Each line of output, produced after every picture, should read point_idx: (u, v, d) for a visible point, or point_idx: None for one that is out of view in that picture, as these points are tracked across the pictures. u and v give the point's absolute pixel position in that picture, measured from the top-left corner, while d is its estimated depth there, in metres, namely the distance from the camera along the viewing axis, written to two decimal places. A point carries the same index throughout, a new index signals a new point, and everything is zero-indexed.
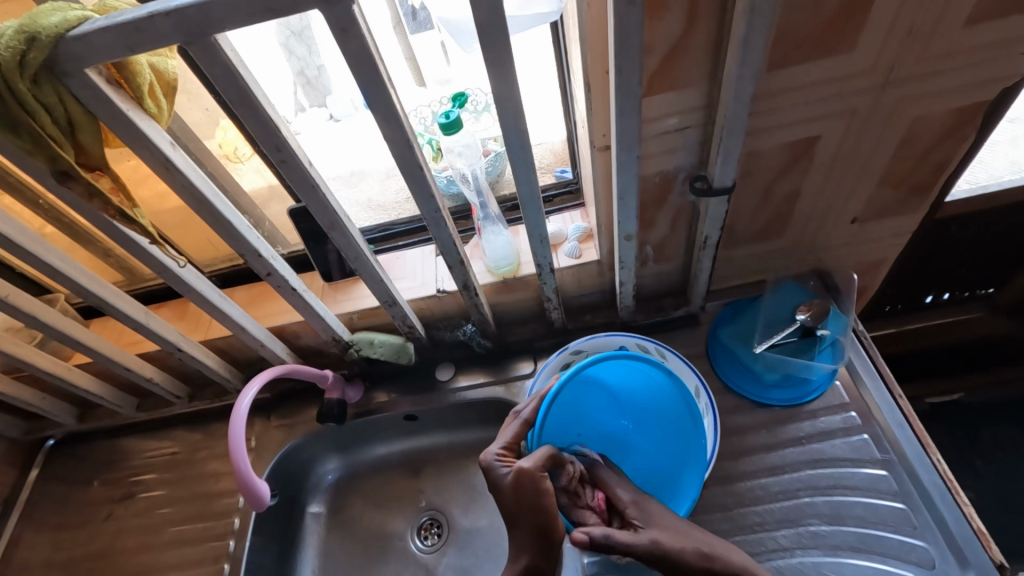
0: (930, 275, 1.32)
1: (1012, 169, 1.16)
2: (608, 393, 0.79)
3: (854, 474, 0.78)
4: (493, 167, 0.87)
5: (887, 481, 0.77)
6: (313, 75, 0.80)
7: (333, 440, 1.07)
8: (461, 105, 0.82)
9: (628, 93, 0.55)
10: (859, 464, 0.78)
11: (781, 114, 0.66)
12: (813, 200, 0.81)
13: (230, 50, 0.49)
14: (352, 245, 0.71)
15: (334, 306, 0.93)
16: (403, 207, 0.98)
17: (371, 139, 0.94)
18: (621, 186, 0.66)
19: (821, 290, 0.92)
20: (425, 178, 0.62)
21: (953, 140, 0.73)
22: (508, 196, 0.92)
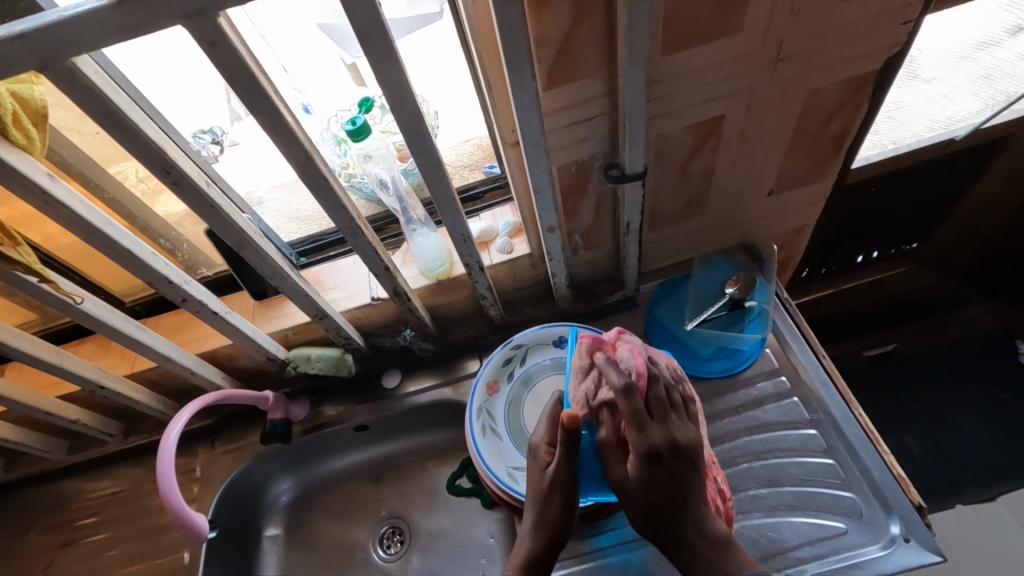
0: (855, 236, 1.39)
1: (933, 126, 1.18)
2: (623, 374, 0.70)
3: (786, 435, 0.81)
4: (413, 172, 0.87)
5: (816, 439, 0.81)
6: None
7: (284, 460, 1.04)
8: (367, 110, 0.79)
9: (524, 87, 0.55)
10: (790, 426, 0.82)
11: (684, 97, 0.68)
12: (728, 177, 0.83)
13: (93, 73, 0.46)
14: (268, 262, 0.69)
15: (266, 325, 0.90)
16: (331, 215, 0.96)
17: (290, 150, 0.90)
18: (535, 179, 0.67)
19: (747, 262, 0.95)
20: (330, 188, 0.61)
21: (850, 109, 0.77)
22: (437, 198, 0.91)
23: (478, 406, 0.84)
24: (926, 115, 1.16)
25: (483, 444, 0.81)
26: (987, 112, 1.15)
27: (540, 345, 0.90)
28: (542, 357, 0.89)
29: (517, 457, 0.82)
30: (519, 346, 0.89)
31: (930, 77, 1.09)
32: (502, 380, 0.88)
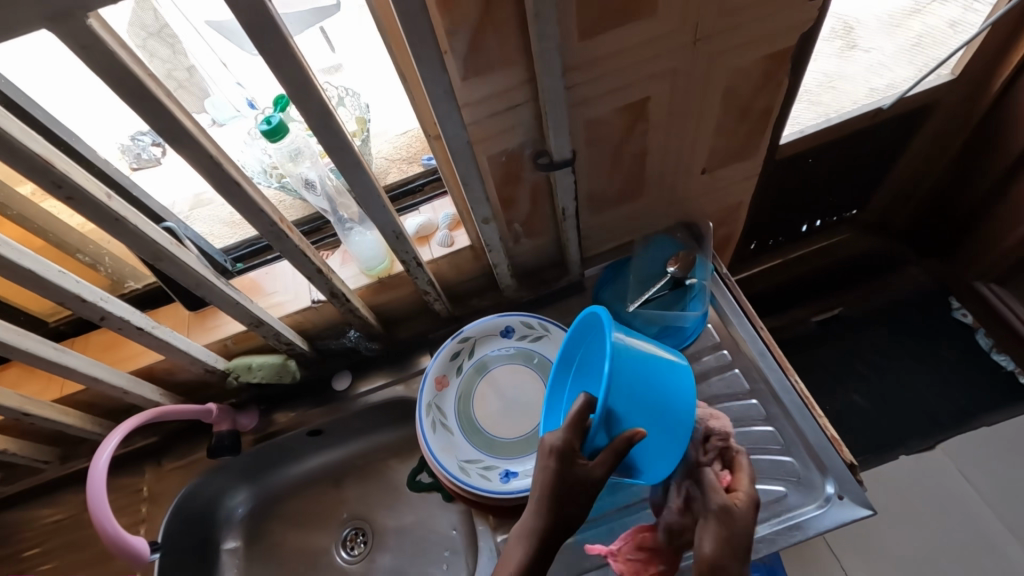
0: (798, 206, 1.43)
1: (868, 95, 1.20)
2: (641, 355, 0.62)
3: (729, 406, 0.84)
4: None
5: (756, 408, 0.83)
6: (183, 77, 0.77)
7: (238, 472, 1.02)
8: (282, 107, 0.73)
9: (436, 80, 0.54)
10: (732, 397, 0.85)
11: (606, 81, 0.67)
12: (660, 158, 0.84)
13: None
14: (189, 273, 0.66)
15: (202, 336, 0.87)
16: None
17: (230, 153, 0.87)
18: (462, 172, 0.66)
19: (688, 240, 0.97)
20: (245, 193, 0.59)
21: (772, 85, 0.78)
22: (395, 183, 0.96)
23: (427, 402, 0.84)
24: (863, 83, 1.17)
25: (434, 440, 0.80)
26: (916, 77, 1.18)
27: (488, 336, 0.89)
28: (490, 348, 0.89)
29: (469, 449, 0.82)
30: (466, 339, 0.88)
31: (867, 46, 1.11)
32: (451, 374, 0.88)
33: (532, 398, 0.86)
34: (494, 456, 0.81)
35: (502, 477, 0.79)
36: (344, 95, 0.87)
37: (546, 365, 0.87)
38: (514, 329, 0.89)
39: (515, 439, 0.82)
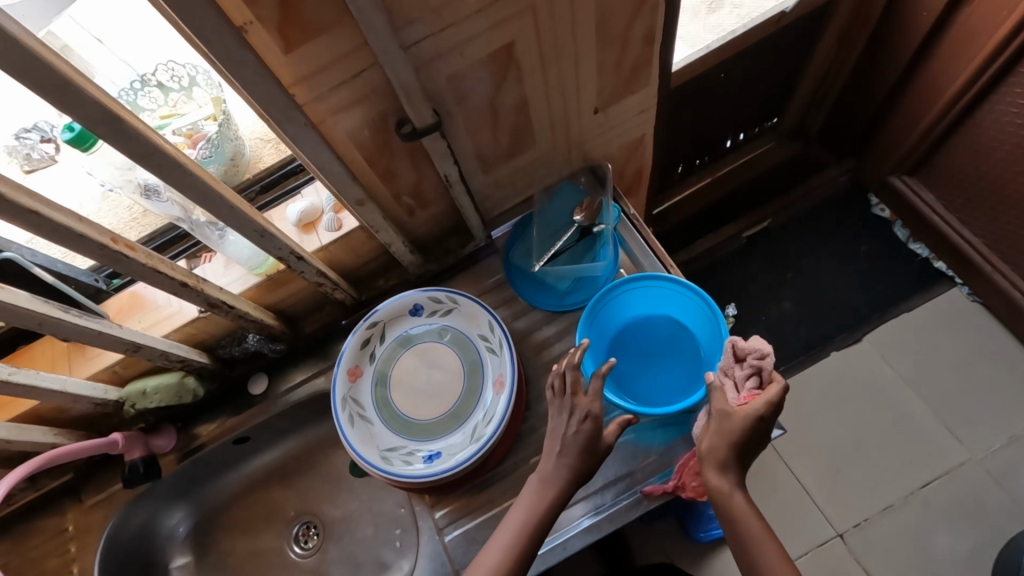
0: (715, 125, 1.40)
1: None
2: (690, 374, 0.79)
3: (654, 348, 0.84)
4: (219, 150, 0.80)
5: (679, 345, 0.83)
6: None
7: (170, 491, 0.98)
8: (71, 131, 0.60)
9: (238, 60, 0.47)
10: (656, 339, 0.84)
11: (458, 31, 0.60)
12: (544, 103, 0.78)
13: None
14: (21, 313, 0.59)
15: (82, 369, 0.80)
16: (142, 223, 0.82)
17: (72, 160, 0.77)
18: (312, 155, 0.60)
19: (592, 185, 0.93)
20: (51, 220, 0.51)
21: (647, 9, 0.73)
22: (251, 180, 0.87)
23: (342, 396, 0.80)
24: None
25: (353, 434, 0.78)
26: None
27: (397, 318, 0.85)
28: (401, 332, 0.85)
29: (391, 438, 0.80)
30: (375, 325, 0.84)
31: None
32: (365, 363, 0.84)
33: (449, 375, 0.83)
34: (416, 440, 0.79)
35: (426, 460, 0.78)
36: (194, 74, 0.79)
37: (460, 339, 0.84)
38: (423, 307, 0.85)
39: (435, 419, 0.80)
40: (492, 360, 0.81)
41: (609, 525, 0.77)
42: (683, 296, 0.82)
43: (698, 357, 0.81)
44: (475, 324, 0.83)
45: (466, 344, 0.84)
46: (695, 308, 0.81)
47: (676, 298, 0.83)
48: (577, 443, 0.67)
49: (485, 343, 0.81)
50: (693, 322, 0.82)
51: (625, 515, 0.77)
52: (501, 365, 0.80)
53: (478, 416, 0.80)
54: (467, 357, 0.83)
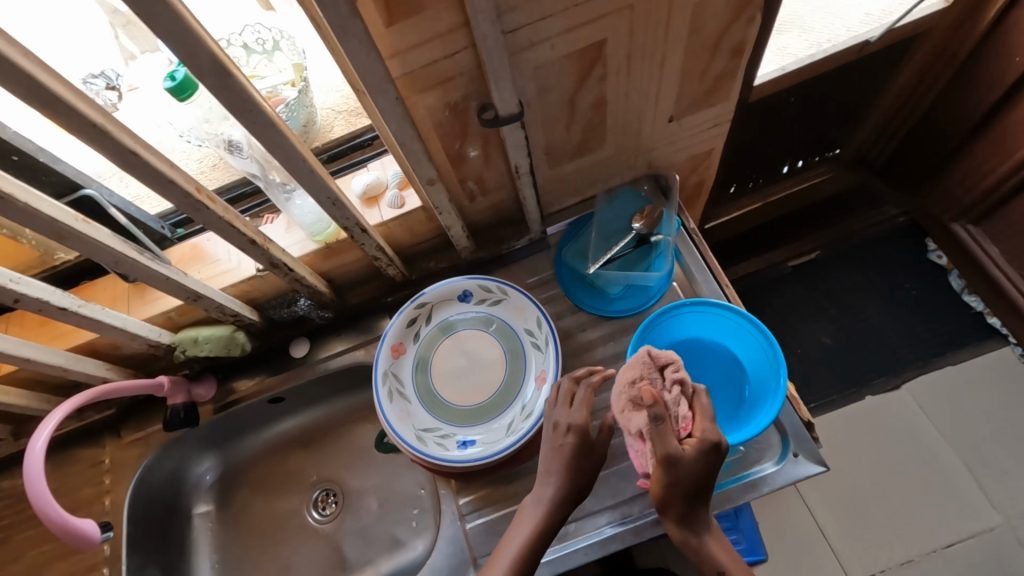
0: (778, 148, 1.37)
1: (864, 22, 1.08)
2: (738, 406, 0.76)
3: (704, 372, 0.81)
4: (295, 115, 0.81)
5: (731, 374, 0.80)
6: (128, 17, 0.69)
7: (202, 439, 1.01)
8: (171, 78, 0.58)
9: (347, 28, 0.47)
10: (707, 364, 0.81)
11: (555, 23, 0.60)
12: (621, 105, 0.78)
13: None
14: (103, 250, 0.61)
15: (140, 310, 0.82)
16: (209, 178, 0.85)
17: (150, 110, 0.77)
18: (396, 131, 0.60)
19: (654, 194, 0.93)
20: (147, 164, 0.52)
21: (742, 22, 0.71)
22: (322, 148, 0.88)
23: (383, 370, 0.81)
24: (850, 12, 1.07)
25: (390, 409, 0.78)
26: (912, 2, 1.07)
27: (445, 302, 0.85)
28: (447, 316, 0.85)
29: (428, 419, 0.80)
30: (423, 306, 0.85)
31: None
32: (408, 341, 0.85)
33: (491, 365, 0.83)
34: (452, 424, 0.80)
35: (460, 445, 0.79)
36: (278, 39, 0.80)
37: (505, 331, 0.84)
38: (472, 294, 0.86)
39: (473, 405, 0.81)
40: (535, 356, 0.81)
41: (633, 537, 0.76)
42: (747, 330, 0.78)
43: (742, 395, 0.77)
44: (522, 318, 0.83)
45: (511, 336, 0.84)
46: (758, 346, 0.77)
47: (739, 331, 0.79)
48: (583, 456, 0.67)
49: (531, 339, 0.81)
50: (749, 359, 0.78)
51: (651, 528, 0.76)
52: (544, 362, 0.80)
53: (516, 409, 0.80)
54: (510, 350, 0.83)
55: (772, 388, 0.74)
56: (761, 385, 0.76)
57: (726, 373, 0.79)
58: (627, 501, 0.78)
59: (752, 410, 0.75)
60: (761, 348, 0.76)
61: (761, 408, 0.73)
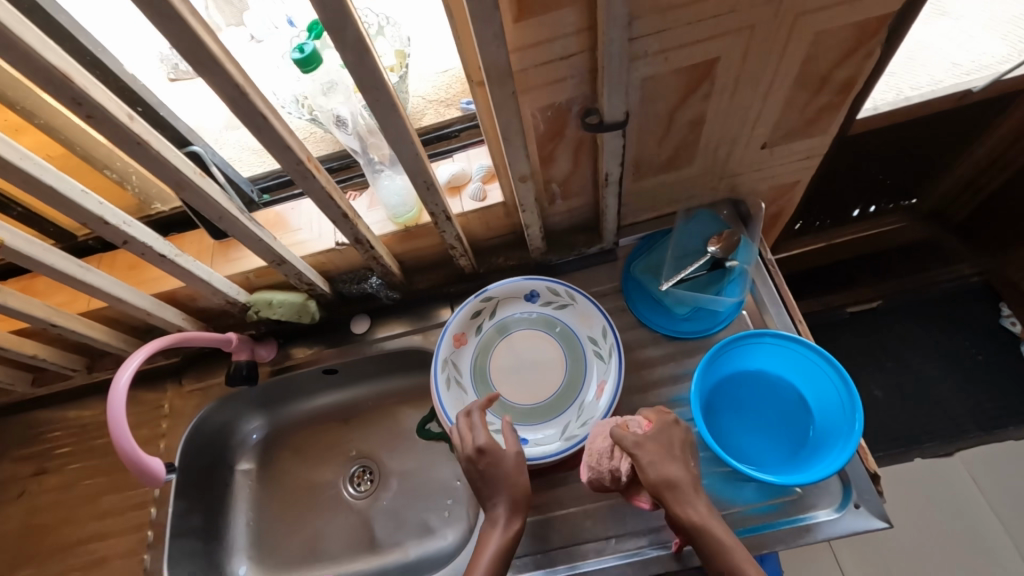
0: (853, 188, 1.32)
1: (952, 71, 1.01)
2: (798, 448, 0.73)
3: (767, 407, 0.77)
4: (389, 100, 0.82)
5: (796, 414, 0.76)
6: None
7: (254, 399, 1.04)
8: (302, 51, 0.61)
9: (486, 20, 0.48)
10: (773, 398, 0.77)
11: (676, 35, 0.60)
12: (719, 126, 0.77)
13: None
14: (212, 205, 0.64)
15: (223, 267, 0.86)
16: None
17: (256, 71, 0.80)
18: (503, 125, 0.61)
19: (733, 219, 0.92)
20: (271, 127, 0.55)
21: (859, 55, 0.69)
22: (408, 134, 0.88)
23: (444, 357, 0.82)
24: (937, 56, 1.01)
25: (447, 398, 0.80)
26: (1012, 58, 0.98)
27: (511, 299, 0.86)
28: (512, 313, 0.86)
29: (483, 413, 0.81)
30: (489, 300, 0.86)
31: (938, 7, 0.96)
32: (470, 332, 0.86)
33: (550, 367, 0.83)
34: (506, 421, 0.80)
35: None
36: (384, 24, 0.83)
37: (568, 336, 0.84)
38: (538, 295, 0.86)
39: (528, 405, 0.81)
40: (597, 366, 0.81)
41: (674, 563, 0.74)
42: (821, 369, 0.73)
43: (806, 433, 0.74)
44: (587, 325, 0.83)
45: (573, 342, 0.84)
46: (831, 387, 0.72)
47: (812, 369, 0.74)
48: (512, 461, 0.68)
49: (594, 348, 0.81)
50: (818, 399, 0.74)
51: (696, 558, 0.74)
52: (606, 372, 0.80)
53: (572, 415, 0.80)
54: (571, 355, 0.83)
55: (840, 432, 0.69)
56: (828, 427, 0.71)
57: (790, 411, 0.76)
58: (546, 551, 0.77)
59: (814, 451, 0.71)
60: (834, 389, 0.72)
61: (826, 452, 0.69)
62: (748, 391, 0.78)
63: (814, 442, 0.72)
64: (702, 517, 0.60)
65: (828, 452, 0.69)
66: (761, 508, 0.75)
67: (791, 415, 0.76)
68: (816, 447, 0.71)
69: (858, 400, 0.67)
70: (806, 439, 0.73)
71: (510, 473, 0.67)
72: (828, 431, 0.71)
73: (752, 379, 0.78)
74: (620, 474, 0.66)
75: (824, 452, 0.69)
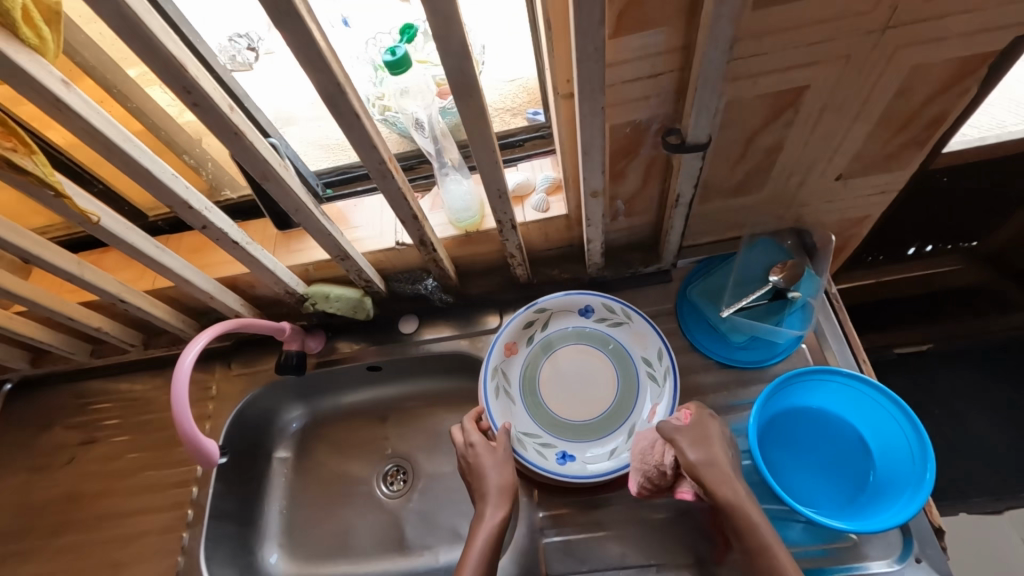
0: (899, 226, 1.21)
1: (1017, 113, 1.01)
2: (855, 493, 0.70)
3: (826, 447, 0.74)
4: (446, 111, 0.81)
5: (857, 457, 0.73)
6: None
7: (296, 389, 1.06)
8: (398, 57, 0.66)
9: (589, 34, 0.48)
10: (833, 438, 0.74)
11: (770, 60, 0.59)
12: (795, 154, 0.75)
13: None
14: (290, 197, 0.65)
15: (286, 257, 0.89)
16: None
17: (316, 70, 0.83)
18: (586, 139, 0.60)
19: (797, 249, 0.89)
20: (362, 127, 0.56)
21: (953, 92, 0.67)
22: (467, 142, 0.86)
23: (494, 366, 0.82)
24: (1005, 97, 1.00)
25: (495, 406, 0.80)
26: None
27: (565, 312, 0.86)
28: (564, 326, 0.86)
29: (531, 426, 0.81)
30: (542, 311, 0.85)
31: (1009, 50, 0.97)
32: (521, 342, 0.85)
33: (600, 385, 0.83)
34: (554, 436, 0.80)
35: (558, 457, 0.78)
36: None
37: (621, 354, 0.83)
38: (592, 310, 0.85)
39: (576, 421, 0.81)
40: (649, 387, 0.80)
41: None
42: (888, 413, 0.70)
43: (864, 477, 0.71)
44: (642, 346, 0.82)
45: (626, 361, 0.83)
46: (898, 433, 0.69)
47: (877, 412, 0.71)
48: (499, 454, 0.73)
49: (648, 369, 0.81)
50: (880, 444, 0.71)
51: None
52: (658, 394, 0.79)
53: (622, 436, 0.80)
54: (622, 374, 0.82)
55: (904, 482, 0.66)
56: (890, 474, 0.68)
57: (849, 453, 0.73)
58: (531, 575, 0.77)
59: (873, 498, 0.68)
60: (900, 436, 0.69)
61: (887, 501, 0.66)
62: (806, 428, 0.75)
63: (874, 489, 0.69)
64: (739, 496, 0.58)
65: (890, 502, 0.65)
66: (813, 551, 0.72)
67: (851, 458, 0.72)
68: (876, 495, 0.68)
69: (930, 451, 0.64)
70: (865, 485, 0.70)
71: (497, 465, 0.72)
72: (891, 479, 0.68)
73: (810, 416, 0.75)
74: (668, 467, 0.65)
75: (885, 500, 0.66)
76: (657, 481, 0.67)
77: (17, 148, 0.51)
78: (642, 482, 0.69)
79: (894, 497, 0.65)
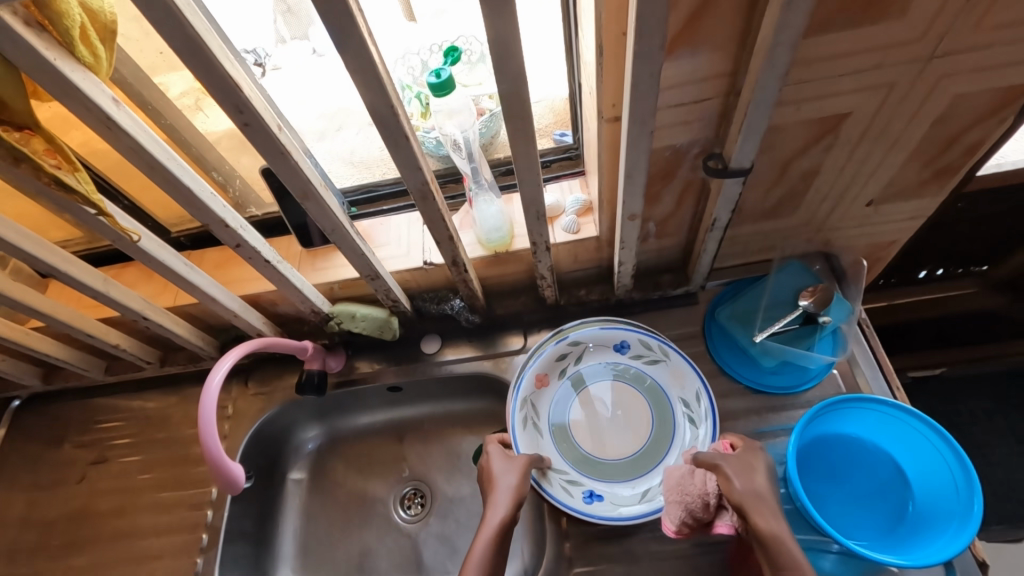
0: (912, 249, 1.16)
1: None
2: (895, 525, 0.69)
3: (862, 476, 0.73)
4: (486, 128, 0.82)
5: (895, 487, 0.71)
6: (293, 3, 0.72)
7: (314, 409, 1.04)
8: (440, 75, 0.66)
9: (646, 60, 0.48)
10: (870, 467, 0.73)
11: (813, 87, 0.59)
12: (829, 181, 0.75)
13: (189, 10, 0.41)
14: (329, 216, 0.64)
15: (313, 275, 0.87)
16: (388, 166, 0.90)
17: (337, 83, 0.84)
18: (630, 162, 0.60)
19: (826, 274, 0.88)
20: (410, 146, 0.55)
21: (990, 122, 0.67)
22: (501, 160, 0.87)
23: (524, 396, 0.82)
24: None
25: (523, 437, 0.79)
26: None
27: (600, 346, 0.85)
28: (599, 360, 0.85)
29: (563, 462, 0.80)
30: (576, 343, 0.85)
31: None
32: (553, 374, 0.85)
33: (635, 422, 0.82)
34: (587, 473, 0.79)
35: (586, 496, 0.77)
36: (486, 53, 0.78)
37: (657, 392, 0.83)
38: (628, 345, 0.85)
39: (610, 459, 0.80)
40: (687, 428, 0.80)
41: None
42: (931, 444, 0.69)
43: (903, 508, 0.70)
44: (679, 385, 0.81)
45: (662, 400, 0.83)
46: (940, 464, 0.68)
47: (919, 442, 0.70)
48: (515, 468, 0.69)
49: (685, 409, 0.80)
50: (920, 475, 0.70)
51: None
52: (694, 435, 0.78)
53: (655, 476, 0.79)
54: (658, 412, 0.82)
55: (947, 515, 0.65)
56: (931, 507, 0.67)
57: (886, 483, 0.72)
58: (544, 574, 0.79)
59: (913, 529, 0.67)
60: (943, 468, 0.68)
61: (931, 534, 0.65)
62: (842, 457, 0.74)
63: (915, 520, 0.67)
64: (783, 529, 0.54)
65: (934, 535, 0.64)
66: None
67: (888, 489, 0.71)
68: (918, 526, 0.67)
69: (976, 484, 0.63)
70: (905, 517, 0.69)
71: (511, 476, 0.67)
72: (933, 511, 0.67)
73: (847, 445, 0.74)
74: (711, 498, 0.61)
75: (929, 533, 0.65)
76: (698, 516, 0.63)
77: (60, 164, 0.50)
78: (681, 518, 0.64)
79: (938, 530, 0.64)
